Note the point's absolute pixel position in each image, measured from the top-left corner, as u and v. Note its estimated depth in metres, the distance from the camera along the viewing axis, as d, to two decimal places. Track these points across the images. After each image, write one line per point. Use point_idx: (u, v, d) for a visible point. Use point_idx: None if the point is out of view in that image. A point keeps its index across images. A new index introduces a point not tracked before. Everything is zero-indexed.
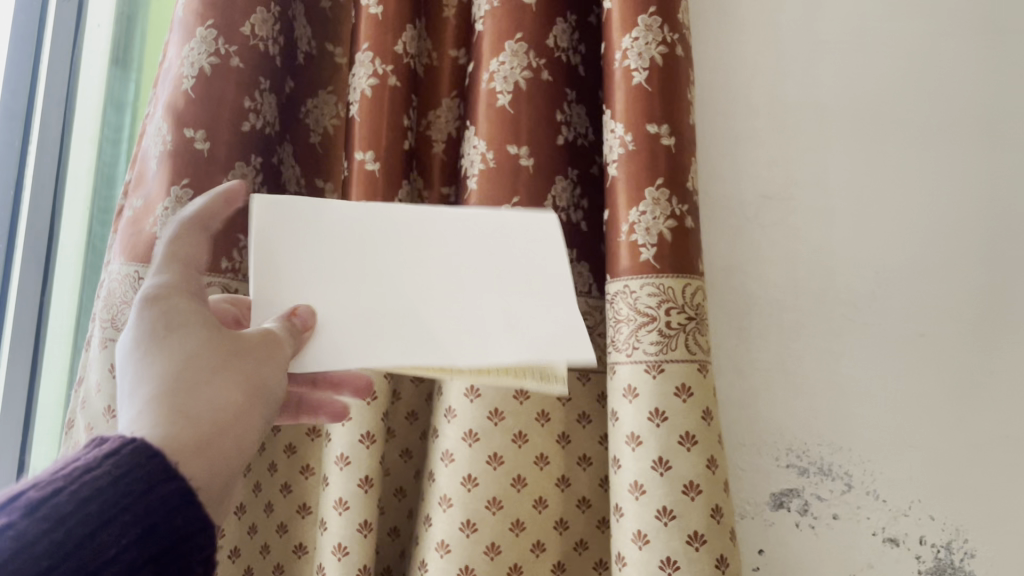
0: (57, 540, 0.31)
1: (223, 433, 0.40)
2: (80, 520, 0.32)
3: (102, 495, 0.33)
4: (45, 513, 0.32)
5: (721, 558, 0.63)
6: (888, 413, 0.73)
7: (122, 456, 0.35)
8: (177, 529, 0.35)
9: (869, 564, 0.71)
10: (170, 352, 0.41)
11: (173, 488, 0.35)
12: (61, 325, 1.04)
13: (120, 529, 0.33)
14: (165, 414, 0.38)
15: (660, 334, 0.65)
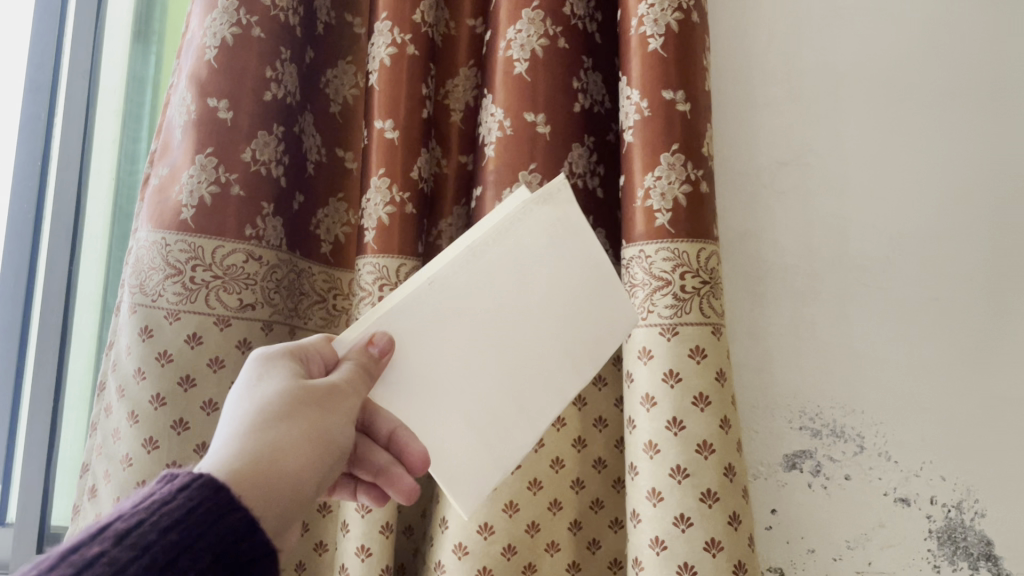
0: (145, 565, 0.34)
1: (291, 475, 0.42)
2: (163, 547, 0.35)
3: (180, 525, 0.36)
4: (131, 542, 0.34)
5: (734, 515, 0.64)
6: (901, 376, 0.74)
7: (194, 490, 0.38)
8: (243, 554, 0.38)
9: (881, 523, 0.72)
10: (258, 398, 0.44)
11: (241, 517, 0.38)
12: (89, 296, 1.07)
13: (195, 554, 0.36)
14: (243, 449, 0.41)
15: (675, 297, 0.67)
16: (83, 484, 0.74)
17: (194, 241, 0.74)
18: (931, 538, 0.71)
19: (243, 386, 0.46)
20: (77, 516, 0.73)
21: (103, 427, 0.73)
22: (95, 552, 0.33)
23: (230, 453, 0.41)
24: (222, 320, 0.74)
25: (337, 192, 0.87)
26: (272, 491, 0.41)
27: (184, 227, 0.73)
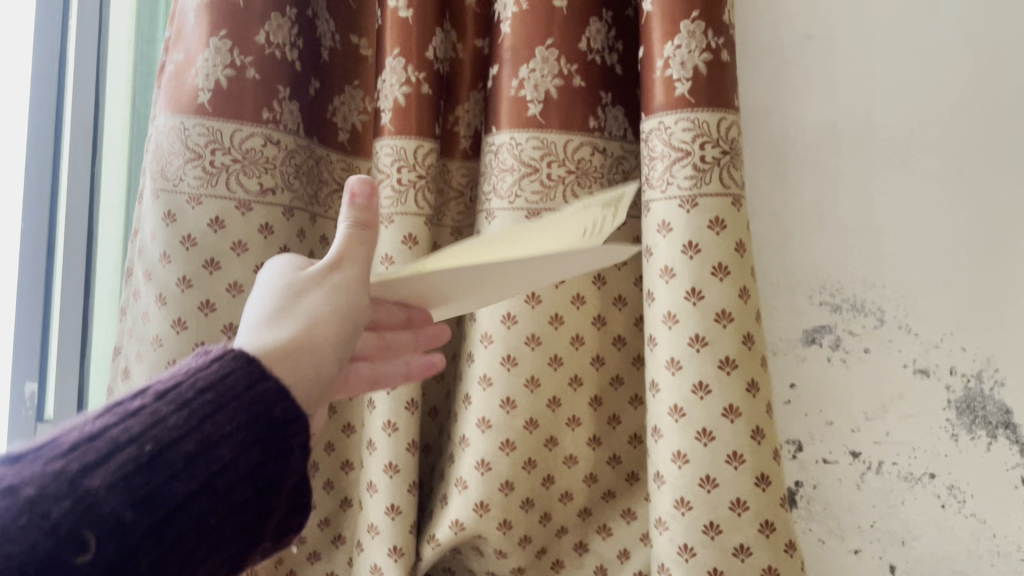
0: (181, 418, 0.38)
1: (310, 350, 0.45)
2: (199, 403, 0.39)
3: (216, 386, 0.40)
4: (171, 399, 0.39)
5: (751, 383, 0.66)
6: (923, 249, 0.74)
7: (227, 360, 0.42)
8: (277, 417, 0.42)
9: (899, 395, 0.73)
10: (272, 290, 0.48)
11: (272, 385, 0.42)
12: (114, 196, 1.10)
13: (231, 413, 0.40)
14: (266, 334, 0.45)
15: (695, 168, 0.66)
16: (117, 366, 0.76)
17: (212, 125, 0.74)
18: (950, 408, 0.71)
19: (258, 284, 0.49)
20: (113, 398, 0.76)
21: (132, 311, 0.75)
22: (137, 406, 0.38)
23: (257, 337, 0.45)
24: (243, 205, 0.75)
25: (353, 80, 0.87)
26: (292, 362, 0.44)
27: (201, 111, 0.74)
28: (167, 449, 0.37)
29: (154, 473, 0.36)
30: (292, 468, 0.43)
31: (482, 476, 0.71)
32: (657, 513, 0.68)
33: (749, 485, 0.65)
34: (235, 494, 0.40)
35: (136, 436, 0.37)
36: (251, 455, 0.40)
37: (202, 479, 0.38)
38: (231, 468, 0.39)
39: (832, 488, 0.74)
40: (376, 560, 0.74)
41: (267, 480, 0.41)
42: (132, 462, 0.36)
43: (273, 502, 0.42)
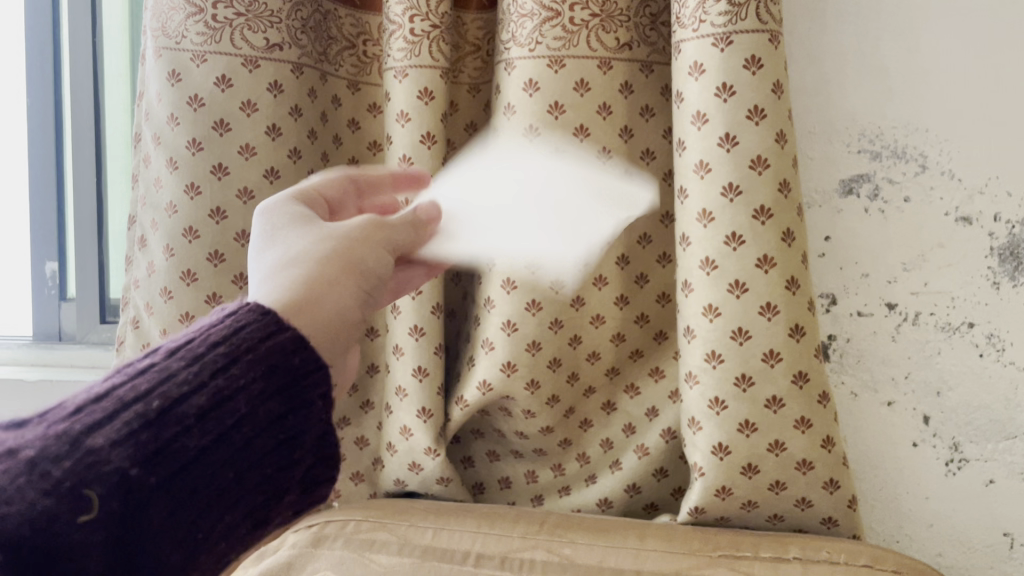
0: (192, 371, 0.37)
1: (336, 309, 0.43)
2: (212, 359, 0.37)
3: (230, 339, 0.38)
4: (182, 355, 0.37)
5: (787, 232, 0.63)
6: (971, 91, 0.69)
7: (242, 313, 0.39)
8: (296, 367, 0.39)
9: (939, 242, 0.70)
10: (290, 237, 0.46)
11: (289, 334, 0.39)
12: (117, 67, 1.05)
13: (247, 364, 0.38)
14: (279, 284, 0.42)
15: (730, 3, 0.61)
16: (133, 235, 0.75)
17: None
18: (993, 256, 0.69)
19: (261, 237, 0.47)
20: (132, 268, 0.75)
21: (144, 177, 0.73)
22: (146, 364, 0.37)
23: (271, 288, 0.42)
24: (250, 62, 0.71)
25: None
26: (313, 316, 0.42)
27: None
28: (177, 404, 0.36)
29: (161, 429, 0.35)
30: (316, 421, 0.40)
31: (508, 336, 0.71)
32: (687, 368, 0.67)
33: (783, 337, 0.63)
34: (254, 447, 0.38)
35: (143, 395, 0.35)
36: (269, 407, 0.38)
37: (216, 433, 0.36)
38: (249, 419, 0.37)
39: (867, 341, 0.73)
40: (406, 422, 0.75)
41: (288, 434, 0.39)
42: (137, 419, 0.35)
43: (297, 453, 0.39)
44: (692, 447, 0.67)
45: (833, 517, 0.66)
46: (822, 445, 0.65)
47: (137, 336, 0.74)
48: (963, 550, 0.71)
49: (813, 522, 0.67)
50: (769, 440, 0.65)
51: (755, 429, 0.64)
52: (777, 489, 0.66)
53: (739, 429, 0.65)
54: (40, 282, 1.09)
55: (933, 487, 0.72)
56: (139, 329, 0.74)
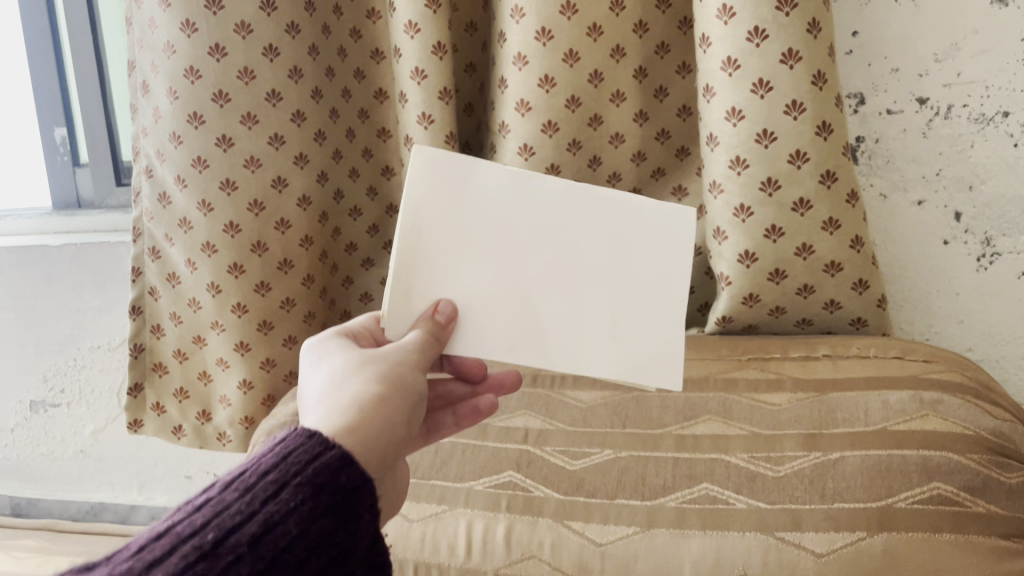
0: (245, 502, 0.33)
1: (389, 445, 0.40)
2: (263, 485, 0.34)
3: (279, 465, 0.35)
4: (235, 486, 0.34)
5: (813, 22, 0.59)
6: None
7: (290, 438, 0.37)
8: (344, 484, 0.35)
9: (973, 30, 0.66)
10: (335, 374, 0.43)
11: (336, 452, 0.36)
12: None
13: (296, 487, 0.34)
14: (330, 407, 0.40)
15: None
16: (135, 82, 0.74)
17: None
18: None
19: (309, 379, 0.45)
20: (138, 116, 0.74)
21: (137, 20, 0.71)
22: (202, 500, 0.34)
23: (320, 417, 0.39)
24: None
25: None
26: (369, 426, 0.39)
27: None
28: (231, 534, 0.32)
29: (217, 559, 0.31)
30: (365, 530, 0.36)
31: (526, 161, 0.70)
32: (711, 178, 0.65)
33: (809, 136, 0.61)
34: (309, 567, 0.33)
35: (199, 528, 0.32)
36: (321, 525, 0.34)
37: (271, 558, 0.32)
38: (301, 539, 0.33)
39: (896, 140, 0.71)
40: None
41: (340, 548, 0.35)
42: (194, 553, 0.31)
43: (348, 564, 0.35)
44: (718, 258, 0.67)
45: (863, 319, 0.66)
46: (850, 246, 0.63)
47: (152, 185, 0.74)
48: (993, 340, 0.73)
49: (842, 324, 0.67)
50: (797, 244, 0.64)
51: (782, 234, 0.64)
52: (805, 294, 0.65)
53: (766, 236, 0.64)
54: (51, 151, 1.08)
55: (964, 282, 0.72)
56: (153, 179, 0.74)
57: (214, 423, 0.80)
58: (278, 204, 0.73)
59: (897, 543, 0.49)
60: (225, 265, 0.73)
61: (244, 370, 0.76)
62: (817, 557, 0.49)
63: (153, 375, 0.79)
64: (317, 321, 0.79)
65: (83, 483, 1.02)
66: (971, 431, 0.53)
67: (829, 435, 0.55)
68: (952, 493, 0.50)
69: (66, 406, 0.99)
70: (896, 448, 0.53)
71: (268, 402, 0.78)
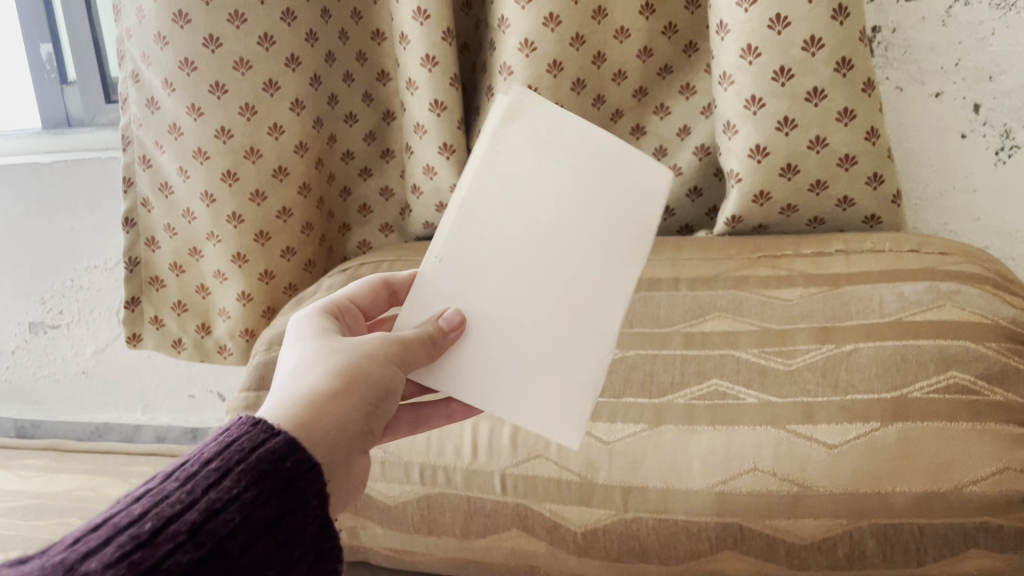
0: (186, 490, 0.31)
1: (337, 441, 0.39)
2: (205, 474, 0.32)
3: (222, 453, 0.33)
4: (175, 477, 0.32)
5: None
6: None
7: (232, 428, 0.35)
8: (289, 470, 0.34)
9: None
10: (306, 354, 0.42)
11: (282, 438, 0.34)
12: None
13: (239, 475, 0.32)
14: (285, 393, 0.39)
15: None
16: None
17: None
18: None
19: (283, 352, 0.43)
20: (122, 17, 0.71)
21: None
22: (139, 492, 0.31)
23: (275, 401, 0.39)
24: None
25: None
26: (315, 434, 0.38)
27: None
28: (172, 522, 0.30)
29: (157, 548, 0.28)
30: (312, 516, 0.34)
31: (528, 58, 0.67)
32: (721, 69, 0.63)
33: (824, 21, 0.58)
34: (254, 554, 0.31)
35: (137, 517, 0.29)
36: (268, 511, 0.32)
37: (214, 545, 0.30)
38: (245, 527, 0.31)
39: (914, 30, 0.68)
40: (428, 161, 0.72)
41: (288, 534, 0.33)
42: (133, 540, 0.28)
43: (296, 550, 0.33)
44: (728, 154, 0.65)
45: (876, 216, 0.64)
46: (866, 137, 0.61)
47: (140, 91, 0.71)
48: (1009, 237, 0.71)
49: (854, 222, 0.65)
50: (810, 137, 0.61)
51: (795, 126, 0.61)
52: (817, 190, 0.63)
53: (778, 128, 0.61)
54: (37, 67, 1.05)
55: (981, 178, 0.70)
56: (140, 84, 0.71)
57: (214, 336, 0.79)
58: (270, 108, 0.70)
59: (910, 433, 0.48)
60: (218, 173, 0.71)
61: (241, 282, 0.75)
62: (829, 448, 0.49)
63: (149, 289, 0.78)
64: (315, 232, 0.77)
65: (87, 405, 1.02)
66: (989, 319, 0.51)
67: (842, 328, 0.53)
68: (969, 382, 0.49)
69: (65, 326, 0.98)
70: (911, 338, 0.51)
71: (268, 315, 0.77)
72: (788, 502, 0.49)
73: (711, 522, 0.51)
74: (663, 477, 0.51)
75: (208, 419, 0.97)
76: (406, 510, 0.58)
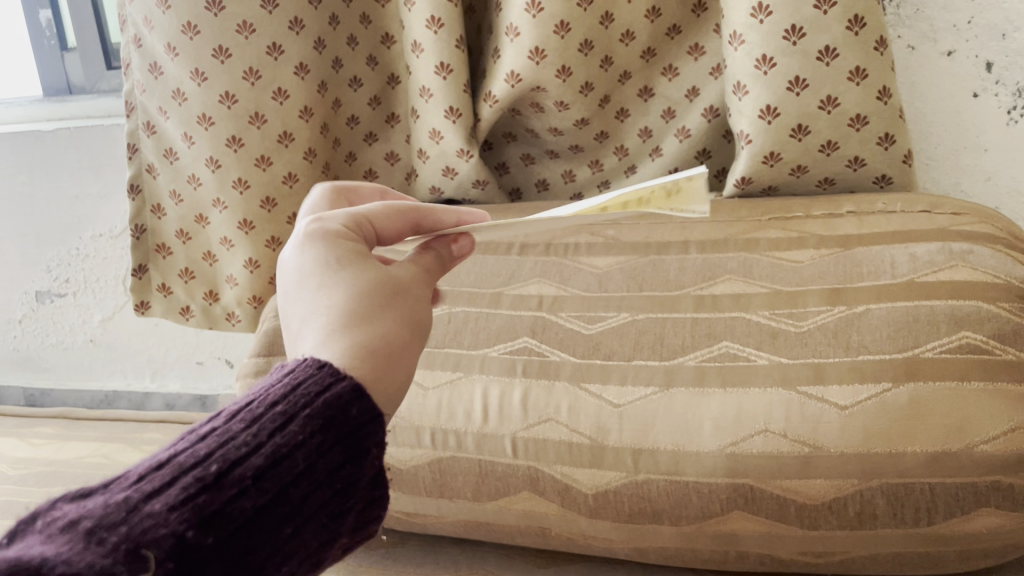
0: (253, 433, 0.30)
1: (403, 390, 0.36)
2: (271, 417, 0.31)
3: (289, 396, 0.32)
4: (242, 416, 0.31)
5: None
6: None
7: (300, 369, 0.33)
8: (353, 418, 0.32)
9: None
10: (339, 279, 0.36)
11: (348, 384, 0.33)
12: None
13: (305, 420, 0.31)
14: (344, 342, 0.34)
15: None
16: None
17: None
18: None
19: (304, 272, 0.36)
20: None
21: None
22: (206, 429, 0.31)
23: (334, 348, 0.34)
24: None
25: None
26: (385, 386, 0.35)
27: None
28: (237, 466, 0.29)
29: (221, 492, 0.28)
30: (369, 465, 0.33)
31: (535, 18, 0.65)
32: (732, 28, 0.62)
33: None
34: (313, 502, 0.31)
35: (202, 457, 0.29)
36: (329, 459, 0.32)
37: (276, 492, 0.30)
38: (306, 476, 0.31)
39: None
40: (434, 125, 0.72)
41: (344, 482, 0.32)
42: (196, 484, 0.28)
43: (351, 499, 0.33)
44: (738, 115, 0.64)
45: (887, 177, 0.63)
46: (877, 98, 0.60)
47: (143, 56, 0.71)
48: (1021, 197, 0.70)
49: (865, 182, 0.64)
50: (821, 97, 0.61)
51: (806, 87, 0.60)
52: (827, 151, 0.63)
53: (789, 89, 0.61)
54: (38, 33, 1.04)
55: (994, 137, 0.69)
56: (143, 49, 0.71)
57: (221, 303, 0.79)
58: (275, 73, 0.70)
59: (921, 393, 0.48)
60: (223, 138, 0.70)
61: (248, 248, 0.74)
62: (841, 410, 0.49)
63: (156, 257, 0.78)
64: None
65: (95, 372, 1.02)
66: (1001, 280, 0.51)
67: (854, 289, 0.53)
68: (980, 342, 0.49)
69: (72, 295, 0.98)
70: (923, 300, 0.51)
71: (276, 282, 0.77)
72: (799, 463, 0.49)
73: (723, 483, 0.51)
74: (675, 439, 0.52)
75: (217, 385, 0.98)
76: (418, 474, 0.59)
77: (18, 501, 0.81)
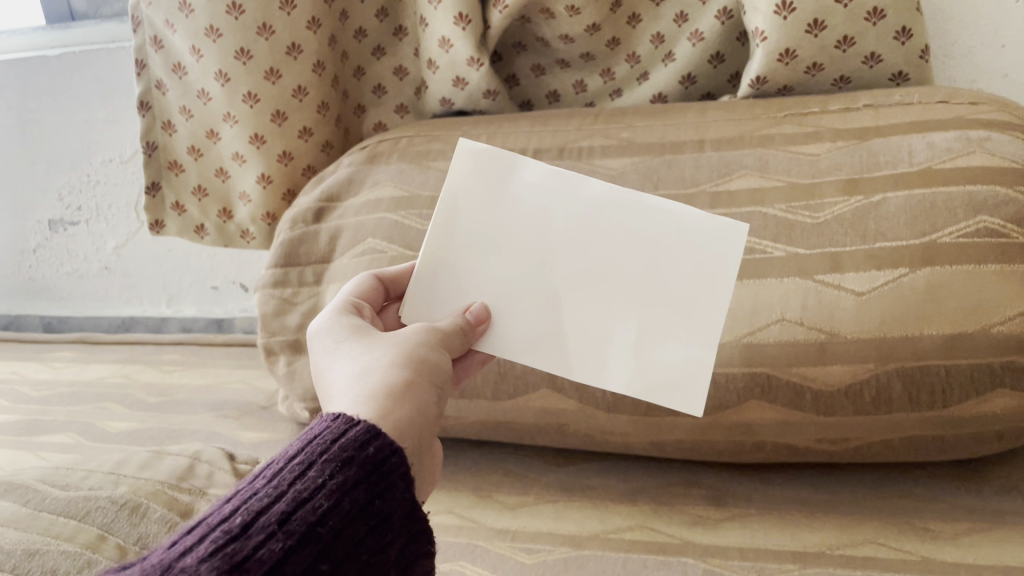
0: (274, 484, 0.31)
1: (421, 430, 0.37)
2: (289, 468, 0.32)
3: (304, 448, 0.33)
4: (264, 475, 0.32)
5: None
6: None
7: (315, 426, 0.34)
8: (371, 455, 0.33)
9: None
10: (350, 353, 0.40)
11: (362, 426, 0.34)
12: None
13: (323, 465, 0.32)
14: (354, 395, 0.37)
15: None
16: None
17: None
18: None
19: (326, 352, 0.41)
20: None
21: None
22: (232, 493, 0.31)
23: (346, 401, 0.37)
24: None
25: None
26: (401, 426, 0.36)
27: None
28: (262, 515, 0.30)
29: (248, 540, 0.29)
30: (400, 499, 0.33)
31: None
32: None
33: None
34: (347, 539, 0.31)
35: (228, 516, 0.30)
36: (356, 496, 0.31)
37: (305, 533, 0.30)
38: (335, 512, 0.31)
39: None
40: (444, 33, 0.71)
41: (378, 518, 0.32)
42: (224, 537, 0.29)
43: (388, 534, 0.32)
44: (753, 12, 0.63)
45: (903, 72, 0.63)
46: None
47: None
48: None
49: (881, 79, 0.64)
50: None
51: None
52: (844, 47, 0.62)
53: None
54: None
55: (1010, 32, 0.69)
56: None
57: (235, 220, 0.79)
58: None
59: (938, 278, 0.48)
60: (232, 51, 0.70)
61: (260, 163, 0.74)
62: (857, 296, 0.49)
63: (168, 174, 0.78)
64: (332, 112, 0.76)
65: (113, 298, 1.03)
66: (1019, 165, 0.51)
67: (871, 179, 0.53)
68: (999, 226, 0.49)
69: (84, 223, 0.98)
70: (941, 187, 0.51)
71: (288, 198, 0.77)
72: (816, 349, 0.50)
73: (739, 373, 0.52)
74: None
75: (233, 309, 0.99)
76: None
77: (44, 419, 0.82)
